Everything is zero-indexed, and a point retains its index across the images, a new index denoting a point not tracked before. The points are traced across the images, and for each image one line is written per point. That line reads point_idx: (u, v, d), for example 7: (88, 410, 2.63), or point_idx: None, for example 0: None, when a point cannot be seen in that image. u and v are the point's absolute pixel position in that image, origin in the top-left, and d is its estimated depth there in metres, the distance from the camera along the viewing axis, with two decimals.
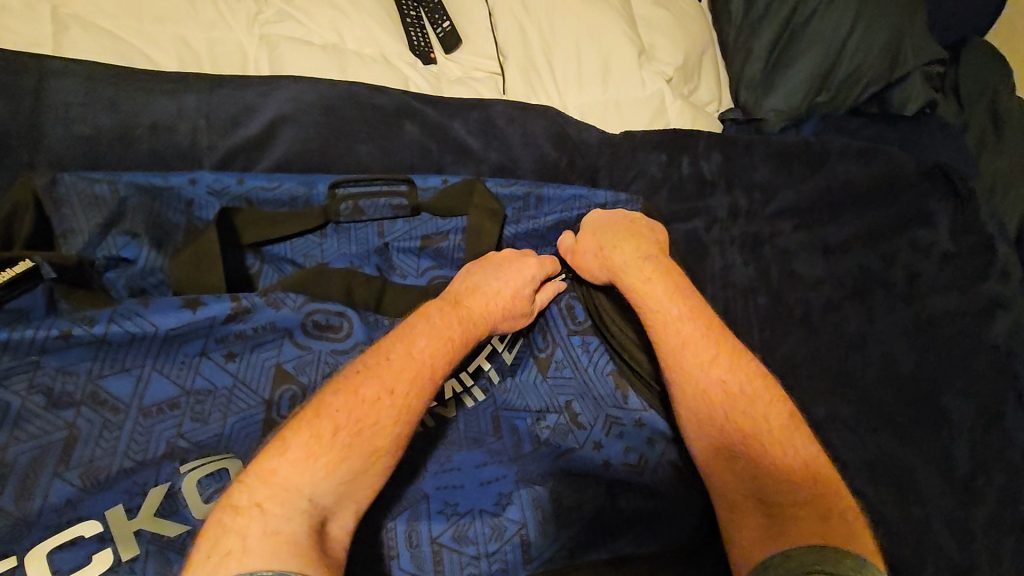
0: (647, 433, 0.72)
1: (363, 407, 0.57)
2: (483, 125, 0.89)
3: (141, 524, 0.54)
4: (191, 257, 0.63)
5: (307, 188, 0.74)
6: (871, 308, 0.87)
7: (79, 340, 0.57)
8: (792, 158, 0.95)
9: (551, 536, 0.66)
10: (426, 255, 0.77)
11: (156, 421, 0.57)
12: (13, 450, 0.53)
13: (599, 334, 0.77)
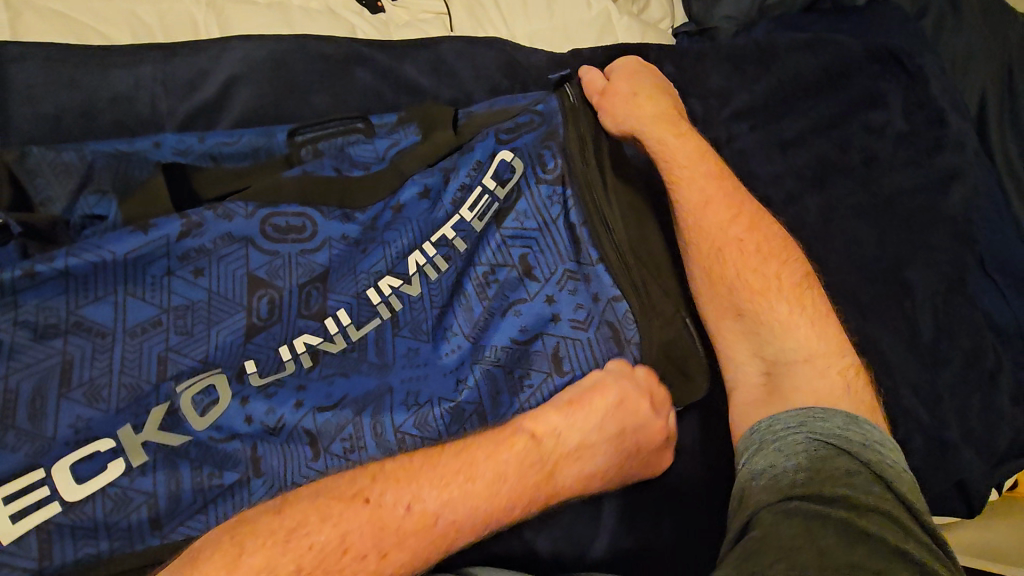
0: (595, 291, 0.76)
1: (341, 561, 0.53)
2: (434, 64, 0.91)
3: (146, 437, 0.60)
4: (143, 198, 0.68)
5: (267, 137, 0.79)
6: (832, 195, 0.88)
7: (45, 277, 0.60)
8: (745, 59, 0.95)
9: (505, 403, 0.71)
10: (381, 138, 0.78)
11: (143, 340, 0.62)
12: (14, 380, 0.57)
13: (571, 183, 0.78)
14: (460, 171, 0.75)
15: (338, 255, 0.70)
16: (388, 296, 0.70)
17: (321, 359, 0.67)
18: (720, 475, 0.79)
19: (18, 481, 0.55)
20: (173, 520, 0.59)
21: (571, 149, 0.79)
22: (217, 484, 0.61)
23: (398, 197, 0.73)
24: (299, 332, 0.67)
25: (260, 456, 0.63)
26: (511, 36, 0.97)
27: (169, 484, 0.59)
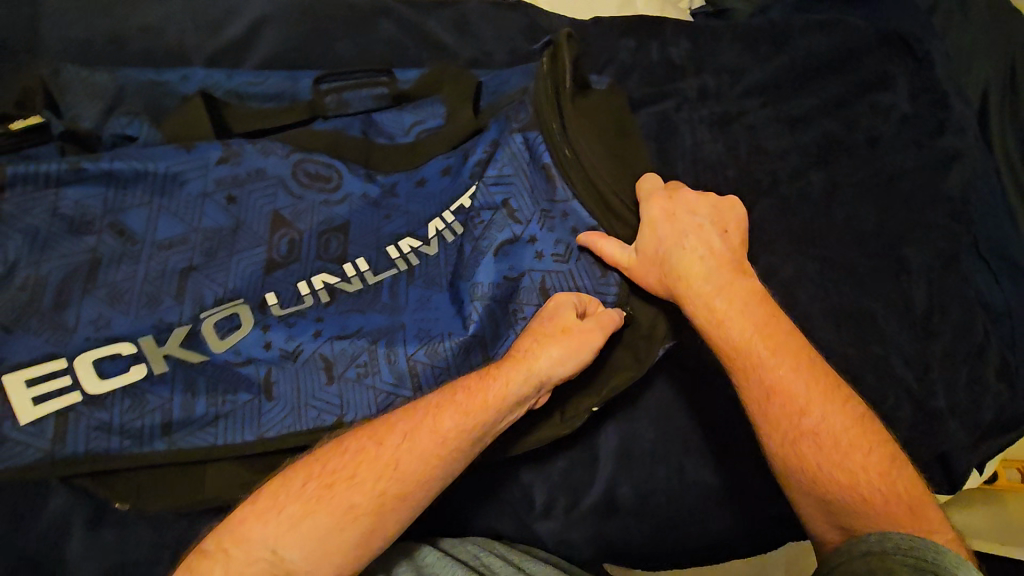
0: (573, 224, 0.72)
1: (343, 460, 0.55)
2: (456, 22, 0.93)
3: (170, 350, 0.59)
4: (184, 117, 0.71)
5: (292, 82, 0.81)
6: (836, 171, 0.91)
7: (89, 174, 0.63)
8: (758, 39, 0.98)
9: (505, 337, 0.67)
10: (407, 114, 0.81)
11: (170, 252, 0.63)
12: (46, 267, 0.59)
13: (537, 127, 0.75)
14: (477, 149, 0.75)
15: (357, 211, 0.70)
16: (405, 252, 0.69)
17: (337, 295, 0.65)
18: (718, 434, 0.80)
19: (41, 365, 0.55)
20: (185, 427, 0.57)
21: (547, 110, 0.73)
22: (231, 402, 0.59)
23: (421, 171, 0.74)
24: (316, 272, 0.66)
25: (273, 377, 0.61)
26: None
27: (187, 393, 0.58)
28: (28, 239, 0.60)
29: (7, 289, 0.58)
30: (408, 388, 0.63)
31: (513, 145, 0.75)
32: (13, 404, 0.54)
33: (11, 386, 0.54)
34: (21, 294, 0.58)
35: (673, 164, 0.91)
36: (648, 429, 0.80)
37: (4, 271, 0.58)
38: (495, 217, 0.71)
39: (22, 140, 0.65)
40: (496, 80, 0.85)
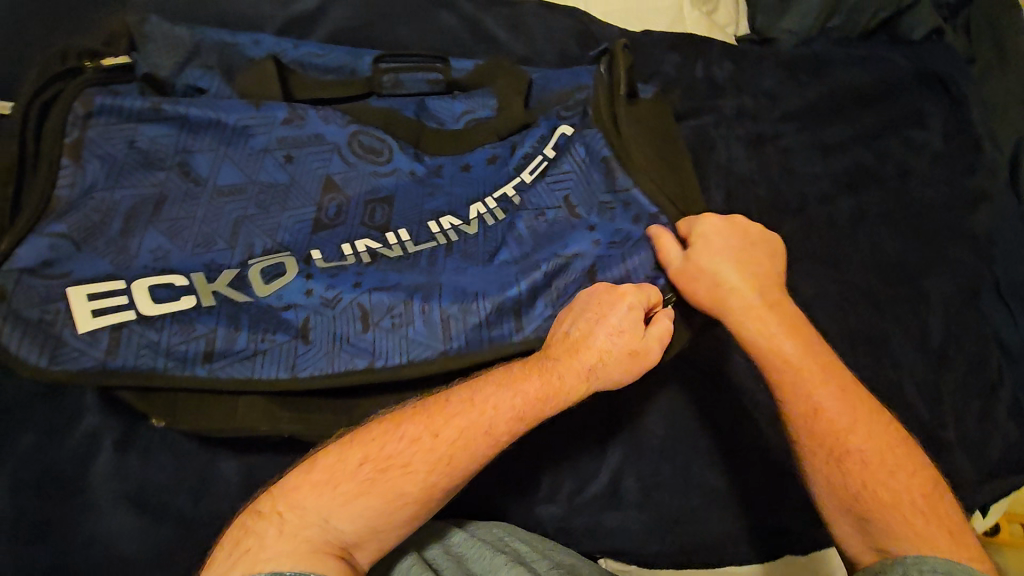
0: (632, 215, 0.75)
1: (397, 447, 0.57)
2: (512, 21, 0.97)
3: (218, 289, 0.62)
4: (255, 77, 0.75)
5: (354, 58, 0.85)
6: (865, 200, 0.94)
7: (167, 115, 0.67)
8: (798, 67, 1.02)
9: (537, 312, 0.69)
10: (459, 103, 0.85)
11: (228, 199, 0.67)
12: (119, 193, 0.63)
13: (601, 128, 0.78)
14: (526, 143, 0.78)
15: (403, 185, 0.73)
16: (445, 228, 0.71)
17: (378, 258, 0.68)
18: (726, 436, 0.82)
19: (101, 283, 0.59)
20: (226, 357, 0.60)
21: (608, 117, 0.79)
22: (270, 340, 0.62)
23: (467, 158, 0.77)
24: (359, 237, 0.69)
25: (311, 323, 0.63)
26: (586, 6, 1.03)
27: (231, 327, 0.61)
28: (106, 167, 0.64)
29: (81, 209, 0.62)
30: (441, 342, 0.66)
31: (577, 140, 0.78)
32: (74, 314, 0.58)
33: (74, 299, 0.58)
34: (93, 216, 0.62)
35: (706, 177, 0.95)
36: (659, 426, 0.82)
37: (80, 193, 0.62)
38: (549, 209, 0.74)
39: (108, 77, 0.69)
40: (545, 77, 0.87)
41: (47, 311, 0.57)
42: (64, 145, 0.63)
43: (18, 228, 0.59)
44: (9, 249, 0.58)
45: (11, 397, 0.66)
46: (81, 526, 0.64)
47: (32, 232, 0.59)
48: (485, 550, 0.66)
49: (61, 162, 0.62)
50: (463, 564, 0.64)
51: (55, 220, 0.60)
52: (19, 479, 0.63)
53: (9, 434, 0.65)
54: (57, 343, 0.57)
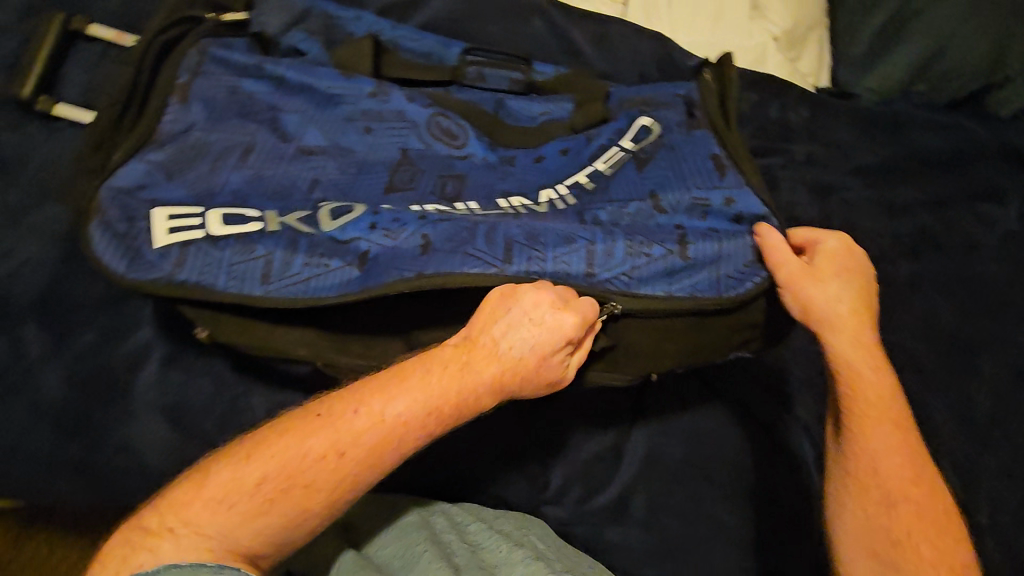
0: (736, 212, 0.66)
1: (301, 464, 0.51)
2: (598, 36, 1.00)
3: (286, 220, 0.63)
4: (352, 48, 0.79)
5: (443, 47, 0.90)
6: (926, 265, 0.92)
7: (268, 75, 0.72)
8: (876, 124, 1.02)
9: (614, 258, 0.62)
10: (536, 104, 0.87)
11: (309, 158, 0.69)
12: (215, 137, 0.67)
13: (706, 129, 0.73)
14: (602, 135, 0.77)
15: (475, 168, 0.76)
16: (515, 205, 0.71)
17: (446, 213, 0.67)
18: (744, 473, 0.81)
19: (184, 206, 0.61)
20: (281, 279, 0.59)
21: (716, 117, 0.74)
22: (325, 265, 0.60)
23: (541, 150, 0.79)
24: (429, 201, 0.70)
25: (370, 254, 0.61)
26: (672, 33, 1.05)
27: (288, 250, 0.61)
28: (207, 109, 0.68)
29: (180, 143, 0.65)
30: (498, 258, 0.61)
31: (673, 135, 0.74)
32: (153, 230, 0.59)
33: (156, 218, 0.60)
34: (188, 151, 0.65)
35: None
36: (678, 451, 0.81)
37: (181, 128, 0.66)
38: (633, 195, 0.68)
39: (223, 30, 0.75)
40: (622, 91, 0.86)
41: (130, 227, 0.59)
42: (175, 87, 0.68)
43: (123, 151, 0.63)
44: (110, 169, 0.61)
45: (79, 295, 0.69)
46: (125, 429, 0.69)
47: (133, 156, 0.63)
48: (498, 539, 0.70)
49: (170, 100, 0.67)
50: (477, 553, 0.68)
51: (156, 150, 0.64)
52: (76, 375, 0.68)
53: (69, 331, 0.69)
54: (134, 255, 0.58)
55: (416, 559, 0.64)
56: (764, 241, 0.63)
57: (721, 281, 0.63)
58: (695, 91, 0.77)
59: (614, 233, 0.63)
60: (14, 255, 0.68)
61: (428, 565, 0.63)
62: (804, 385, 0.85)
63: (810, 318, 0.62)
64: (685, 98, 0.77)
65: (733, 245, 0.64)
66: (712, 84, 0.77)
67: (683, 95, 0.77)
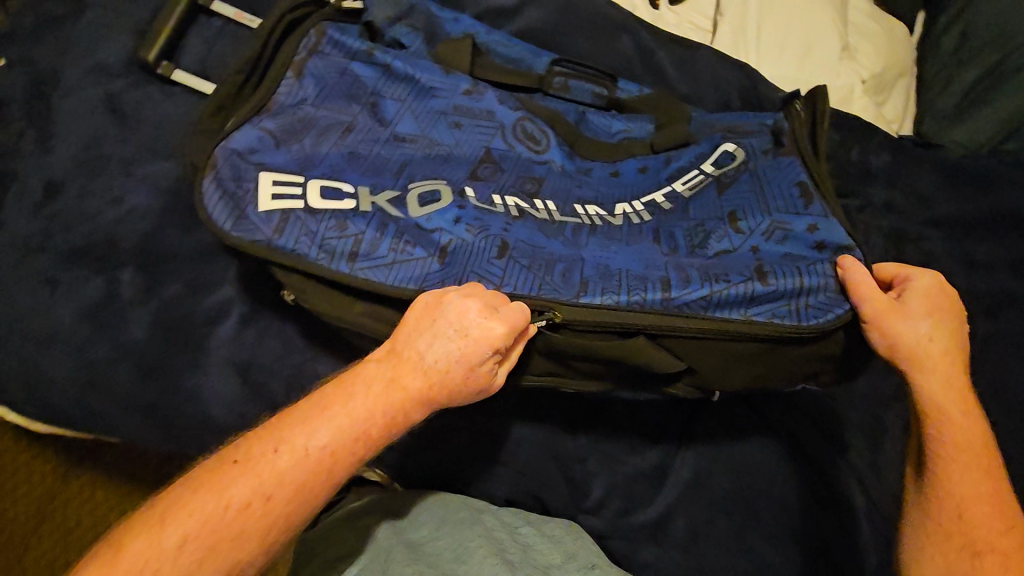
0: (817, 240, 0.65)
1: (226, 517, 0.51)
2: (684, 60, 1.01)
3: (376, 201, 0.65)
4: (452, 48, 0.82)
5: (534, 54, 0.93)
6: (1003, 326, 0.89)
7: (375, 62, 0.75)
8: (962, 177, 0.99)
9: (693, 285, 0.61)
10: (617, 121, 0.89)
11: (401, 144, 0.72)
12: (321, 113, 0.70)
13: (797, 156, 0.72)
14: (683, 157, 0.77)
15: (554, 175, 0.77)
16: (591, 213, 0.71)
17: (526, 216, 0.68)
18: (789, 514, 0.79)
19: (286, 174, 0.65)
20: (368, 260, 0.62)
21: (803, 146, 0.73)
22: (408, 252, 0.63)
23: (618, 166, 0.80)
24: (509, 195, 0.71)
25: (451, 247, 0.63)
26: (757, 64, 1.06)
27: (375, 233, 0.63)
28: (317, 87, 0.72)
29: (289, 114, 0.69)
30: (570, 290, 0.61)
31: (756, 162, 0.73)
32: (258, 193, 0.63)
33: (262, 181, 0.64)
34: (296, 123, 0.68)
35: None
36: (726, 482, 0.80)
37: (292, 102, 0.70)
38: (713, 222, 0.68)
39: (341, 18, 0.80)
40: (706, 118, 0.85)
41: (239, 187, 0.63)
42: (291, 62, 0.72)
43: (239, 117, 0.67)
44: (228, 132, 0.66)
45: (173, 246, 0.73)
46: (197, 381, 0.72)
47: (248, 122, 0.67)
48: (546, 544, 0.73)
49: (286, 73, 0.71)
50: (528, 552, 0.71)
51: (268, 119, 0.68)
52: (160, 321, 0.72)
53: (159, 279, 0.72)
54: (240, 215, 0.62)
55: (470, 554, 0.67)
56: (846, 276, 0.61)
57: (799, 309, 0.61)
58: (782, 121, 0.76)
59: (688, 262, 0.64)
60: (121, 203, 0.73)
61: (485, 560, 0.66)
62: (861, 432, 0.84)
63: (900, 356, 0.60)
64: (772, 128, 0.76)
65: (818, 279, 0.62)
66: (800, 112, 0.76)
67: (770, 124, 0.77)
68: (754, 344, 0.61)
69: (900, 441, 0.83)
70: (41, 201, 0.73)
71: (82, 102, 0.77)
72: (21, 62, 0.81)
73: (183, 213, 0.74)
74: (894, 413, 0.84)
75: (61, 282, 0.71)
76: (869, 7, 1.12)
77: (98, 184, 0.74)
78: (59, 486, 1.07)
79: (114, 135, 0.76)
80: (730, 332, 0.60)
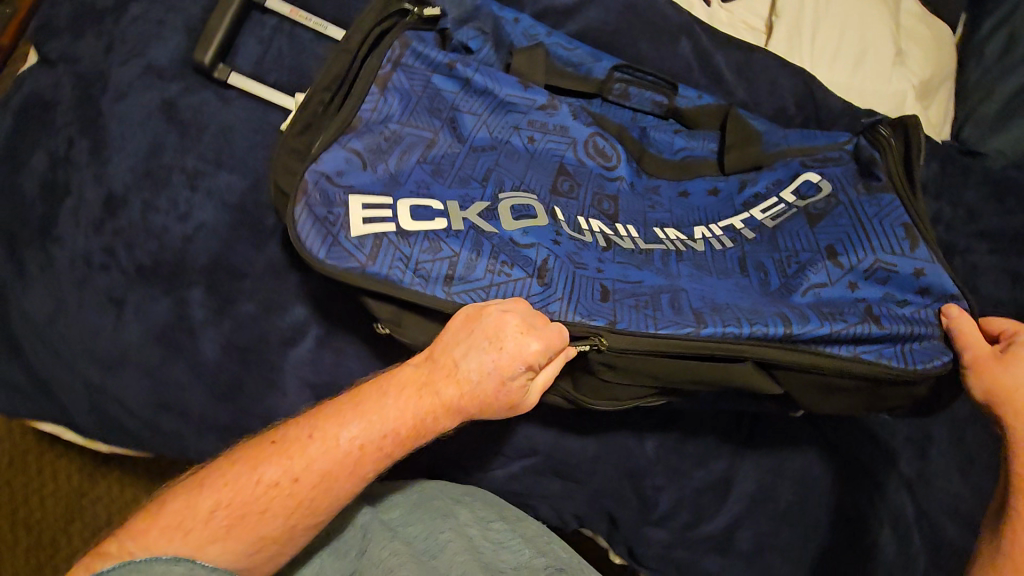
0: (923, 283, 0.66)
1: (254, 492, 0.51)
2: (741, 64, 1.00)
3: (466, 216, 0.63)
4: (527, 55, 0.81)
5: (595, 58, 0.88)
6: None
7: (455, 74, 0.73)
8: (1009, 191, 1.01)
9: (813, 323, 0.63)
10: (679, 138, 0.87)
11: (482, 157, 0.70)
12: (405, 130, 0.67)
13: (896, 193, 0.72)
14: (759, 183, 0.77)
15: (626, 194, 0.76)
16: (672, 238, 0.71)
17: (613, 245, 0.68)
18: (844, 523, 0.83)
19: (375, 196, 0.62)
20: (465, 283, 0.60)
21: (899, 180, 0.73)
22: (506, 273, 0.61)
23: (686, 185, 0.79)
24: (592, 217, 0.70)
25: (549, 265, 0.63)
26: (811, 69, 1.05)
27: (471, 254, 0.61)
28: (402, 103, 0.69)
29: (376, 133, 0.66)
30: (691, 322, 0.61)
31: (848, 194, 0.73)
32: (350, 218, 0.60)
33: (352, 205, 0.61)
34: (382, 141, 0.66)
35: None
36: (788, 495, 0.82)
37: (377, 119, 0.67)
38: (809, 255, 0.68)
39: (422, 24, 0.75)
40: (773, 133, 0.84)
41: (330, 213, 0.60)
42: (376, 75, 0.68)
43: (327, 136, 0.64)
44: (317, 153, 0.62)
45: (245, 264, 0.71)
46: (273, 404, 0.70)
47: (335, 142, 0.64)
48: (516, 540, 0.69)
49: (371, 88, 0.68)
50: (498, 552, 0.66)
51: (354, 138, 0.65)
52: (233, 343, 0.70)
53: (232, 298, 0.70)
54: (333, 241, 0.59)
55: (440, 548, 0.63)
56: (953, 326, 0.64)
57: (908, 353, 0.64)
58: (867, 147, 0.76)
59: (798, 304, 0.65)
60: (189, 219, 0.70)
61: (454, 557, 0.62)
62: (911, 443, 0.87)
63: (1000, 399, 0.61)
64: (853, 154, 0.78)
65: (923, 326, 0.65)
66: (893, 140, 0.75)
67: (851, 150, 0.78)
68: (860, 381, 0.64)
69: (947, 453, 0.87)
70: (103, 217, 0.70)
71: (136, 108, 0.73)
72: (62, 60, 0.75)
73: (255, 230, 0.71)
74: (939, 425, 0.87)
75: (130, 302, 0.69)
76: (919, 11, 1.11)
77: (163, 198, 0.71)
78: (89, 485, 1.05)
79: (176, 145, 0.72)
80: (843, 368, 0.62)
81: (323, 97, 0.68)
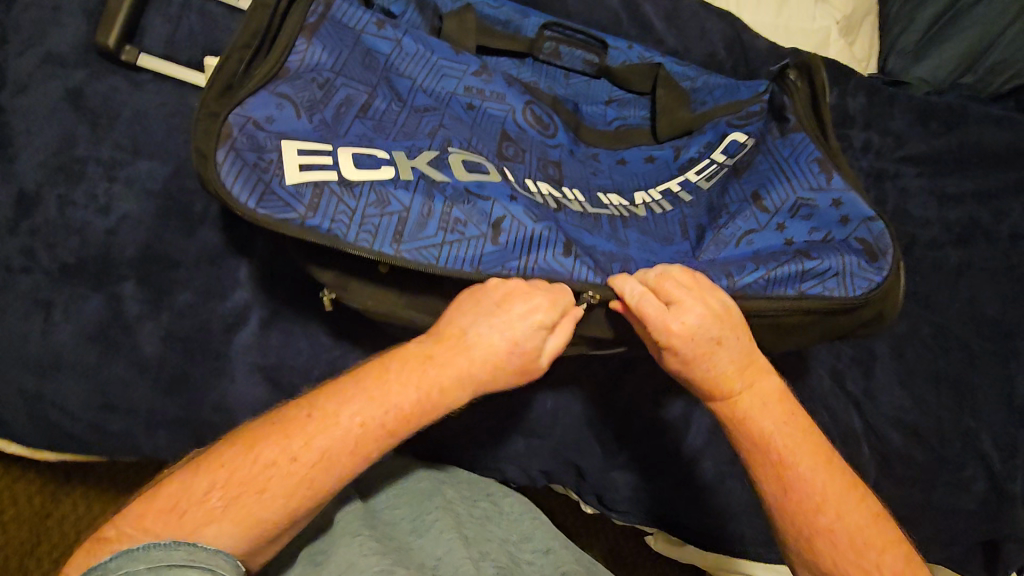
0: (845, 213, 0.69)
1: (252, 470, 0.47)
2: (669, 11, 1.00)
3: (416, 165, 0.62)
4: (456, 22, 0.79)
5: (523, 15, 0.87)
6: (973, 252, 0.97)
7: (384, 35, 0.72)
8: (932, 115, 1.04)
9: (749, 267, 0.65)
10: (612, 109, 0.87)
11: (423, 118, 0.67)
12: (339, 81, 0.65)
13: (807, 130, 0.74)
14: (691, 148, 0.79)
15: (568, 160, 0.76)
16: (615, 203, 0.71)
17: (564, 206, 0.67)
18: None
19: (311, 144, 0.60)
20: (414, 241, 0.58)
21: (808, 118, 0.76)
22: (460, 230, 0.60)
23: (623, 154, 0.80)
24: (540, 179, 0.69)
25: (504, 224, 0.61)
26: (737, 13, 1.06)
27: (421, 216, 0.59)
28: (331, 53, 0.66)
29: (307, 79, 0.63)
30: None
31: (766, 141, 0.76)
32: (285, 168, 0.57)
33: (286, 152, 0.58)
34: (316, 90, 0.63)
35: None
36: None
37: (308, 67, 0.64)
38: (739, 205, 0.71)
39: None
40: (699, 91, 0.88)
41: (260, 158, 0.57)
42: (303, 27, 0.66)
43: (253, 83, 0.61)
44: (241, 96, 0.59)
45: (177, 252, 0.69)
46: (221, 391, 0.69)
47: (264, 87, 0.61)
48: (501, 527, 0.69)
49: (297, 40, 0.65)
50: (484, 530, 0.68)
51: (285, 84, 0.62)
52: (173, 334, 0.68)
53: (167, 289, 0.68)
54: (265, 190, 0.56)
55: (428, 528, 0.63)
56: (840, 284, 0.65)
57: (848, 282, 0.65)
58: (779, 94, 0.79)
59: (733, 257, 0.67)
60: (111, 211, 0.68)
61: (441, 535, 0.62)
62: (852, 363, 0.92)
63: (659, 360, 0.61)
64: (770, 104, 0.80)
65: (852, 256, 0.66)
66: (798, 82, 0.79)
67: (768, 99, 0.80)
68: (812, 317, 0.66)
69: (888, 368, 0.92)
70: (17, 217, 0.67)
71: (40, 102, 0.69)
72: None
73: (183, 217, 0.69)
74: (881, 342, 0.93)
75: (57, 304, 0.66)
76: None
77: (79, 192, 0.68)
78: (52, 504, 1.01)
79: (87, 136, 0.69)
80: (788, 307, 0.64)
81: (242, 57, 0.64)
